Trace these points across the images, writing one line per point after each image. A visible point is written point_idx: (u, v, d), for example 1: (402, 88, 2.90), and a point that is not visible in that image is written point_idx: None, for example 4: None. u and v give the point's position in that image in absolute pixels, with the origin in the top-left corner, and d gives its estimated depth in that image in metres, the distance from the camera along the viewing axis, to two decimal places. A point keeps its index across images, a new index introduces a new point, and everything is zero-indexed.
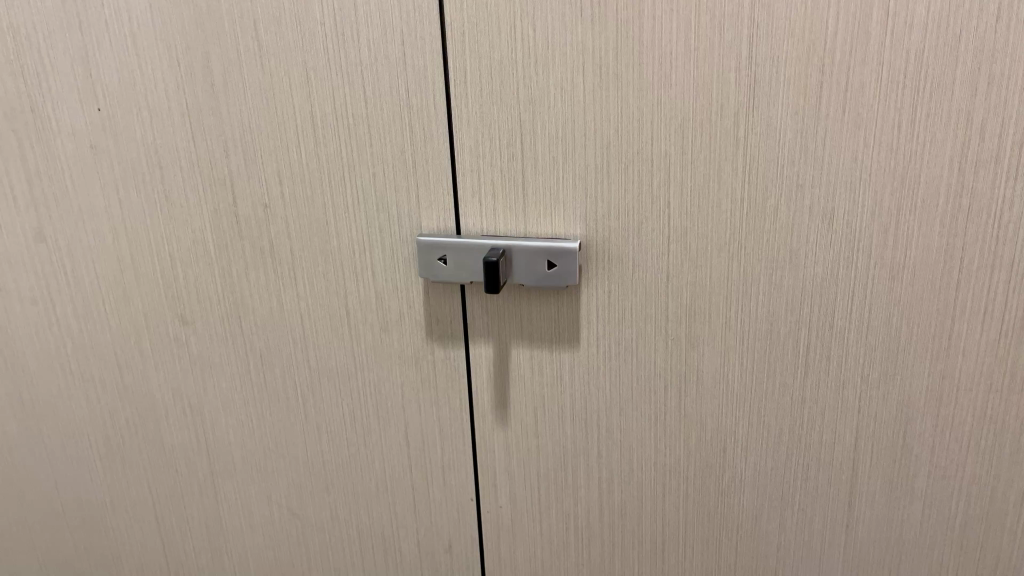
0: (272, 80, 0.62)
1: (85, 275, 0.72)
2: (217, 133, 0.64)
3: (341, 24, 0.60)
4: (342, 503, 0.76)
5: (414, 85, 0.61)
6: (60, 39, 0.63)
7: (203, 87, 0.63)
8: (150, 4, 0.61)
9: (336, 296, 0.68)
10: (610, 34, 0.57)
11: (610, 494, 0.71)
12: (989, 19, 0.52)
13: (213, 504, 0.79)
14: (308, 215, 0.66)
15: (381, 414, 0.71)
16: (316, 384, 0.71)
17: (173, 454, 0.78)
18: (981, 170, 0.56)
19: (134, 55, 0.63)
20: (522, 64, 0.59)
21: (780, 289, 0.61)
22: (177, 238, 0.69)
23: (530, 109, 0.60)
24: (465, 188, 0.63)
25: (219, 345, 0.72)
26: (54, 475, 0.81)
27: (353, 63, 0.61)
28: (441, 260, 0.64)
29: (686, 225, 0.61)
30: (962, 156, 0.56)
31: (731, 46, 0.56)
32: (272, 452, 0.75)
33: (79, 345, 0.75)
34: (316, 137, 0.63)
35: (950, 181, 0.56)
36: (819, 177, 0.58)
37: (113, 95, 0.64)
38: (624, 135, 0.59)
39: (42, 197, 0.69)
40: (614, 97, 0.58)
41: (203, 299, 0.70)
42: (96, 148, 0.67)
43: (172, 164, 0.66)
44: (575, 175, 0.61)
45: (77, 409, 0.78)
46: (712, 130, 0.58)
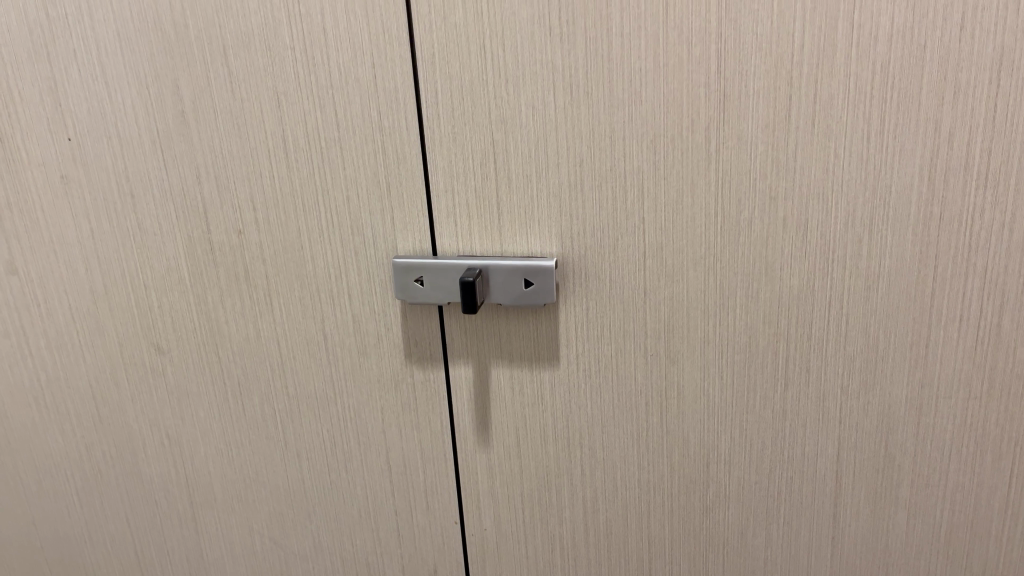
0: (242, 106, 0.63)
1: (58, 306, 0.73)
2: (190, 160, 0.65)
3: (310, 49, 0.60)
4: (325, 529, 0.77)
5: (386, 107, 0.61)
6: (32, 73, 0.65)
7: (174, 114, 0.64)
8: (117, 33, 0.62)
9: (314, 321, 0.69)
10: (578, 52, 0.56)
11: (595, 512, 0.70)
12: (952, 28, 0.52)
13: (193, 536, 0.81)
14: (282, 239, 0.67)
15: (362, 439, 0.72)
16: (296, 411, 0.73)
17: (152, 485, 0.79)
18: (951, 178, 0.55)
19: (103, 84, 0.64)
20: (493, 84, 0.58)
21: (758, 302, 0.61)
22: (152, 267, 0.70)
23: (502, 128, 0.60)
24: (439, 209, 0.63)
25: (198, 373, 0.73)
26: (45, 502, 0.82)
27: (323, 87, 0.61)
28: (418, 282, 0.64)
29: (661, 241, 0.60)
30: (932, 165, 0.55)
31: (700, 60, 0.55)
32: (253, 482, 0.77)
33: (54, 376, 0.76)
34: (288, 161, 0.64)
35: (921, 190, 0.56)
36: (792, 190, 0.57)
37: (83, 125, 0.66)
38: (597, 152, 0.59)
39: (14, 228, 0.71)
40: (586, 115, 0.58)
41: (179, 327, 0.72)
42: (67, 179, 0.68)
43: (143, 193, 0.67)
44: (548, 193, 0.61)
45: (64, 434, 0.79)
46: (684, 145, 0.57)
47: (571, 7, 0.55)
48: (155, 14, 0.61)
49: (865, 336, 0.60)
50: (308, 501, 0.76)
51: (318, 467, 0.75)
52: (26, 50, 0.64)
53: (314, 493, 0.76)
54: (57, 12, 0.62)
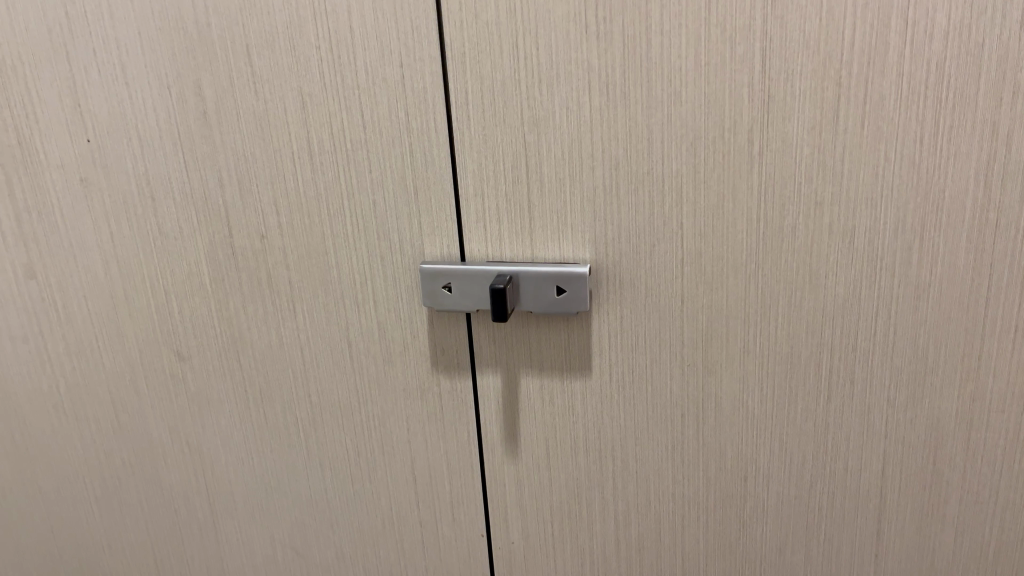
0: (266, 107, 0.61)
1: (78, 312, 0.72)
2: (211, 162, 0.64)
3: (336, 48, 0.58)
4: (349, 540, 0.76)
5: (414, 109, 0.59)
6: (51, 73, 0.63)
7: (196, 116, 0.62)
8: (138, 32, 0.61)
9: (338, 328, 0.67)
10: (616, 51, 0.54)
11: (627, 526, 0.68)
12: (1013, 26, 0.49)
13: (213, 545, 0.79)
14: (306, 244, 0.65)
15: (387, 449, 0.71)
16: (320, 419, 0.71)
17: (172, 493, 0.78)
18: (1008, 183, 0.53)
19: (123, 84, 0.62)
20: (525, 83, 0.56)
21: (800, 311, 0.58)
22: (173, 272, 0.68)
23: (535, 131, 0.57)
24: (468, 213, 0.61)
25: (220, 380, 0.72)
26: (64, 509, 0.81)
27: (350, 88, 0.59)
28: (446, 288, 0.62)
29: (700, 247, 0.58)
30: (988, 169, 0.53)
31: (744, 59, 0.53)
32: (274, 491, 0.75)
33: (73, 382, 0.75)
34: (312, 164, 0.62)
35: (976, 195, 0.53)
36: (839, 195, 0.55)
37: (102, 125, 0.64)
38: (634, 155, 0.56)
39: (32, 231, 0.69)
40: (623, 117, 0.56)
41: (201, 334, 0.70)
42: (86, 182, 0.66)
43: (165, 196, 0.66)
44: (582, 197, 0.58)
45: (84, 441, 0.77)
46: (725, 148, 0.55)
47: (609, 4, 0.53)
48: (176, 12, 0.59)
49: (913, 346, 0.58)
50: (331, 511, 0.75)
51: (342, 477, 0.73)
52: (45, 49, 0.62)
53: (337, 503, 0.74)
54: (76, 10, 0.61)
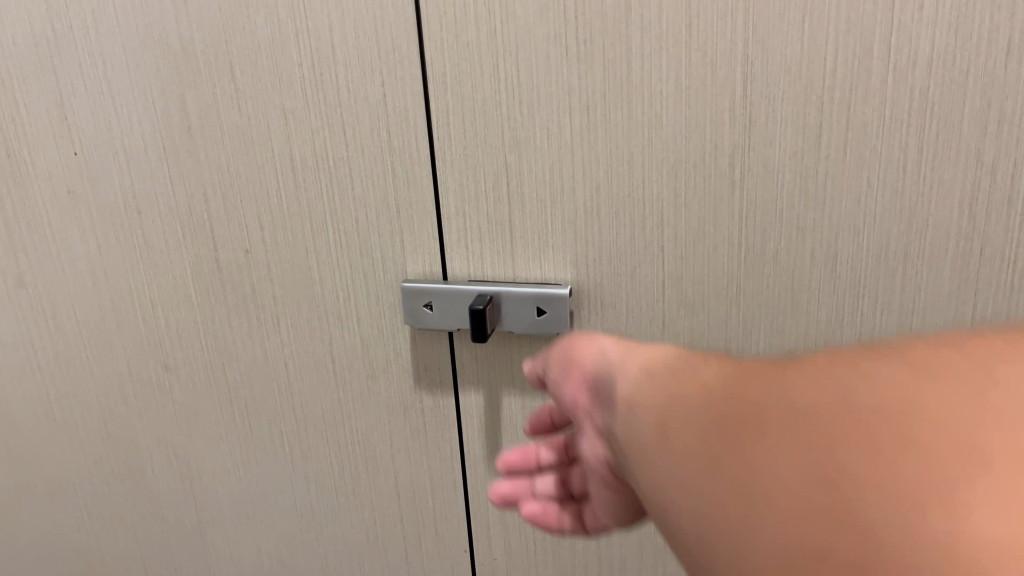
0: (250, 123, 0.61)
1: (67, 321, 0.72)
2: (196, 176, 0.64)
3: (318, 66, 0.58)
4: (334, 551, 0.76)
5: (396, 128, 0.59)
6: (39, 86, 0.63)
7: (181, 131, 0.62)
8: (123, 47, 0.61)
9: (322, 343, 0.67)
10: (597, 73, 0.54)
11: (608, 545, 0.68)
12: (999, 55, 0.48)
13: (202, 553, 0.80)
14: (290, 260, 0.65)
15: (371, 463, 0.71)
16: (304, 432, 0.71)
17: (160, 501, 0.78)
18: (993, 213, 0.52)
19: (109, 98, 0.63)
20: (505, 104, 0.56)
21: (781, 336, 0.58)
22: (159, 284, 0.69)
23: (516, 152, 0.57)
24: (450, 233, 0.61)
25: (206, 391, 0.72)
26: (55, 514, 0.82)
27: (333, 105, 0.59)
28: (427, 307, 0.62)
29: (681, 270, 0.58)
30: (972, 198, 0.52)
31: (724, 83, 0.52)
32: (260, 501, 0.76)
33: (63, 390, 0.75)
34: (296, 180, 0.62)
35: (960, 224, 0.52)
36: (820, 221, 0.54)
37: (89, 139, 0.64)
38: (615, 177, 0.56)
39: (21, 242, 0.70)
40: (603, 139, 0.55)
41: (187, 345, 0.70)
42: (74, 194, 0.67)
43: (150, 209, 0.66)
44: (563, 219, 0.58)
45: (74, 448, 0.78)
46: (706, 171, 0.55)
47: (589, 26, 0.52)
48: (160, 28, 0.59)
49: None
50: (317, 522, 0.75)
51: (327, 489, 0.73)
52: (33, 62, 0.63)
53: (323, 515, 0.75)
54: (63, 25, 0.61)
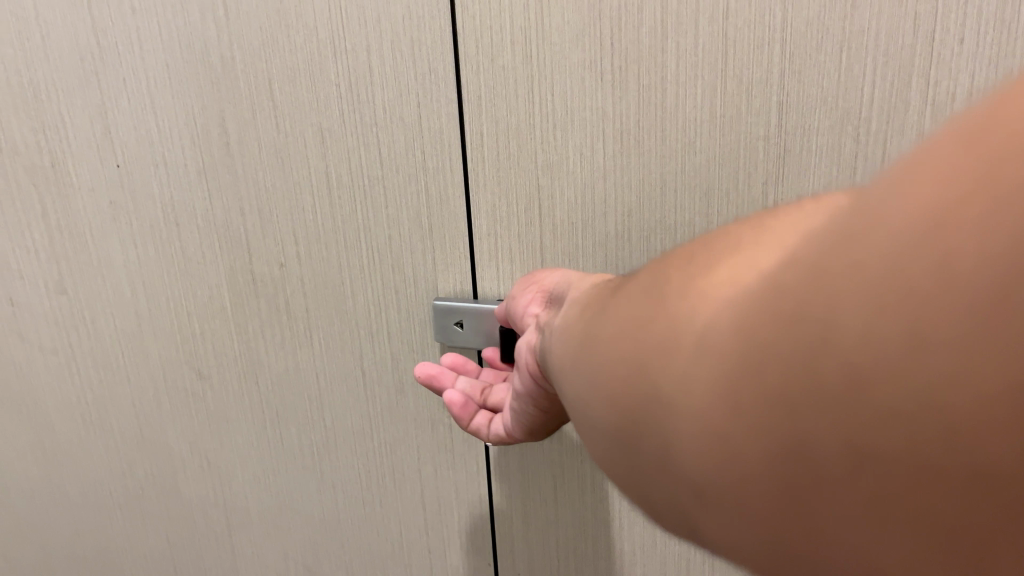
0: (287, 140, 0.62)
1: (104, 328, 0.74)
2: (233, 191, 0.65)
3: (356, 85, 0.59)
4: (359, 560, 0.77)
5: (430, 148, 0.59)
6: (83, 99, 0.65)
7: (219, 146, 0.64)
8: (166, 63, 0.62)
9: (352, 356, 0.68)
10: (631, 99, 0.54)
11: (631, 566, 0.68)
12: None
13: (229, 557, 0.81)
14: (323, 274, 0.66)
15: (397, 475, 0.72)
16: (333, 443, 0.72)
17: (190, 505, 0.80)
18: None
19: (151, 112, 0.64)
20: (539, 127, 0.56)
21: None
22: (194, 294, 0.70)
23: (548, 174, 0.58)
24: (482, 252, 0.62)
25: (238, 400, 0.73)
26: (88, 514, 0.84)
27: (368, 124, 0.60)
28: (458, 325, 0.62)
29: None
30: None
31: (759, 112, 0.52)
32: (288, 508, 0.77)
33: (99, 394, 0.77)
34: (331, 196, 0.63)
35: None
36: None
37: (131, 152, 0.66)
38: (646, 203, 0.56)
39: (62, 250, 0.71)
40: (636, 163, 0.55)
41: (220, 354, 0.72)
42: (114, 205, 0.68)
43: (188, 222, 0.67)
44: (594, 241, 0.59)
45: (108, 451, 0.80)
46: (739, 199, 0.55)
47: (624, 53, 0.53)
48: (202, 46, 0.61)
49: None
50: (343, 531, 0.76)
51: (354, 499, 0.74)
52: (78, 76, 0.64)
53: (349, 525, 0.76)
54: (107, 41, 0.62)
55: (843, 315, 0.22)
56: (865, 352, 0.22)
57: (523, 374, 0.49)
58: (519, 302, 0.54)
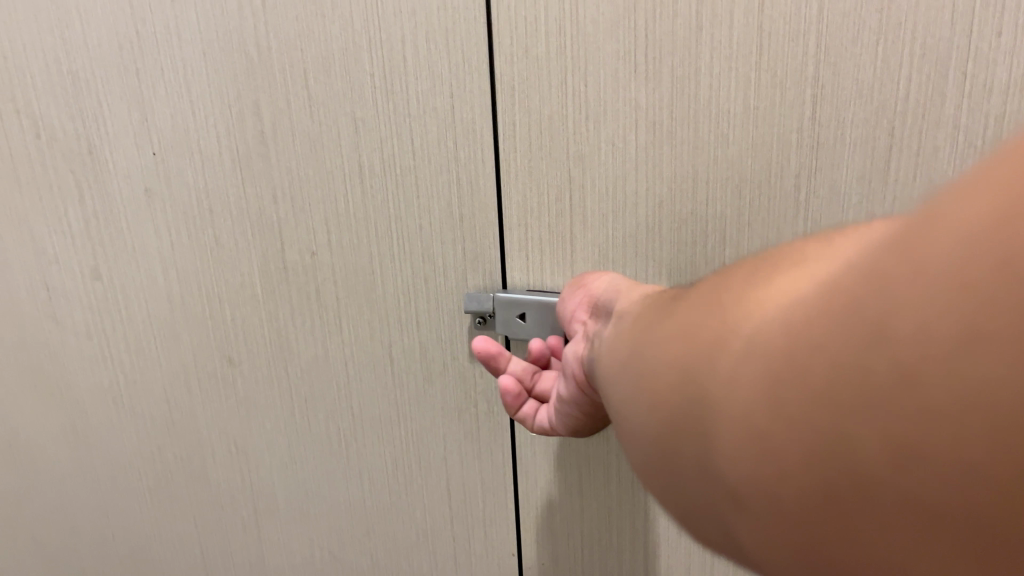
0: (320, 129, 0.63)
1: (137, 313, 0.75)
2: (267, 179, 0.66)
3: (390, 75, 0.59)
4: (384, 547, 0.78)
5: (463, 138, 0.60)
6: (121, 87, 0.66)
7: (254, 134, 0.64)
8: (204, 52, 0.63)
9: (381, 344, 0.69)
10: (664, 91, 0.54)
11: (654, 558, 0.68)
12: None
13: (255, 542, 0.82)
14: (354, 262, 0.67)
15: (424, 463, 0.73)
16: (360, 430, 0.73)
17: (217, 490, 0.81)
18: None
19: (188, 101, 0.65)
20: (572, 119, 0.57)
21: None
22: (227, 281, 0.71)
23: (579, 166, 0.58)
24: (512, 242, 0.62)
25: (267, 387, 0.74)
26: (118, 497, 0.85)
27: (402, 114, 0.60)
28: (520, 317, 0.63)
29: None
30: None
31: (793, 104, 0.52)
32: (314, 495, 0.78)
33: (131, 379, 0.78)
34: (363, 185, 0.64)
35: None
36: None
37: (167, 140, 0.67)
38: (678, 195, 0.57)
39: (98, 236, 0.72)
40: (668, 155, 0.56)
41: (250, 341, 0.73)
42: (150, 192, 0.69)
43: (222, 209, 0.68)
44: (624, 233, 0.59)
45: (138, 435, 0.81)
46: (770, 191, 0.55)
47: (659, 44, 0.53)
48: (239, 35, 0.61)
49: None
50: (368, 518, 0.77)
51: (380, 487, 0.75)
52: (117, 64, 0.65)
53: (374, 513, 0.76)
54: (146, 30, 0.63)
55: (901, 322, 0.24)
56: (923, 355, 0.23)
57: (569, 382, 0.53)
58: (570, 300, 0.56)
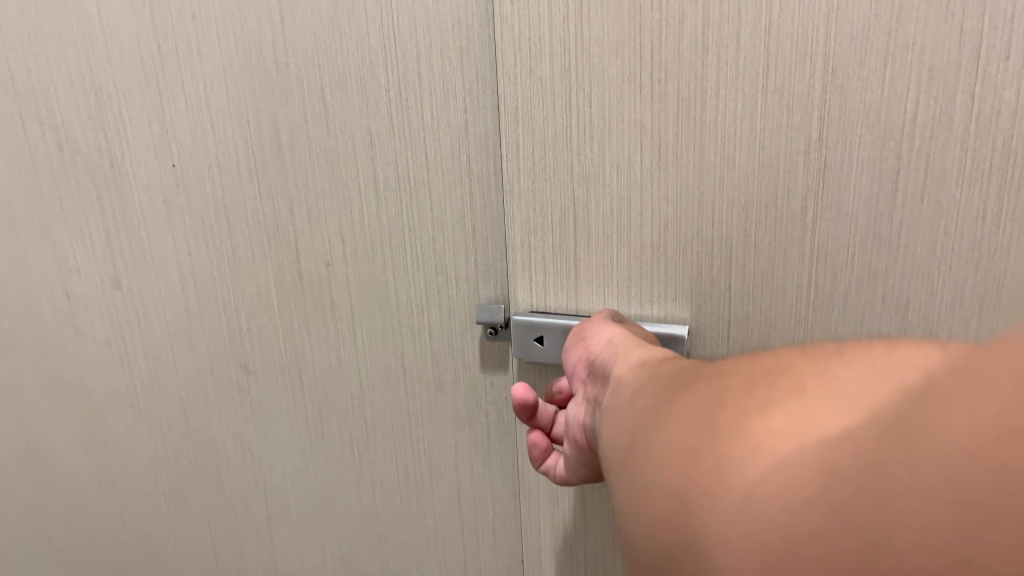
0: (336, 143, 0.64)
1: (155, 322, 0.76)
2: (283, 192, 0.67)
3: (404, 91, 0.61)
4: (395, 555, 0.79)
5: (476, 153, 0.61)
6: (142, 101, 0.67)
7: (271, 147, 0.66)
8: (223, 68, 0.64)
9: (393, 355, 0.70)
10: (670, 112, 0.54)
11: None
12: None
13: (268, 548, 0.83)
14: (367, 274, 0.68)
15: (434, 472, 0.74)
16: (372, 439, 0.74)
17: (232, 496, 0.82)
18: None
19: (207, 115, 0.66)
20: (576, 140, 0.57)
21: None
22: (243, 291, 0.72)
23: (584, 187, 0.58)
24: (515, 263, 0.62)
25: (281, 395, 0.75)
26: (135, 502, 0.86)
27: (416, 129, 0.62)
28: (538, 341, 0.62)
29: (747, 311, 0.58)
30: None
31: (800, 126, 0.52)
32: (326, 502, 0.79)
33: (148, 386, 0.80)
34: (377, 198, 0.65)
35: None
36: (893, 267, 0.53)
37: (186, 153, 0.68)
38: (683, 216, 0.57)
39: (118, 246, 0.74)
40: (673, 176, 0.56)
41: (265, 350, 0.74)
42: (169, 203, 0.71)
43: (239, 221, 0.69)
44: (629, 254, 0.59)
45: (155, 441, 0.82)
46: (776, 213, 0.54)
47: (664, 65, 0.53)
48: (257, 52, 0.63)
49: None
50: (379, 526, 0.78)
51: (391, 495, 0.76)
52: (138, 79, 0.67)
53: (385, 519, 0.78)
54: (168, 45, 0.65)
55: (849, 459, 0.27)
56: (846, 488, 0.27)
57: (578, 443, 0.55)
58: (573, 351, 0.56)
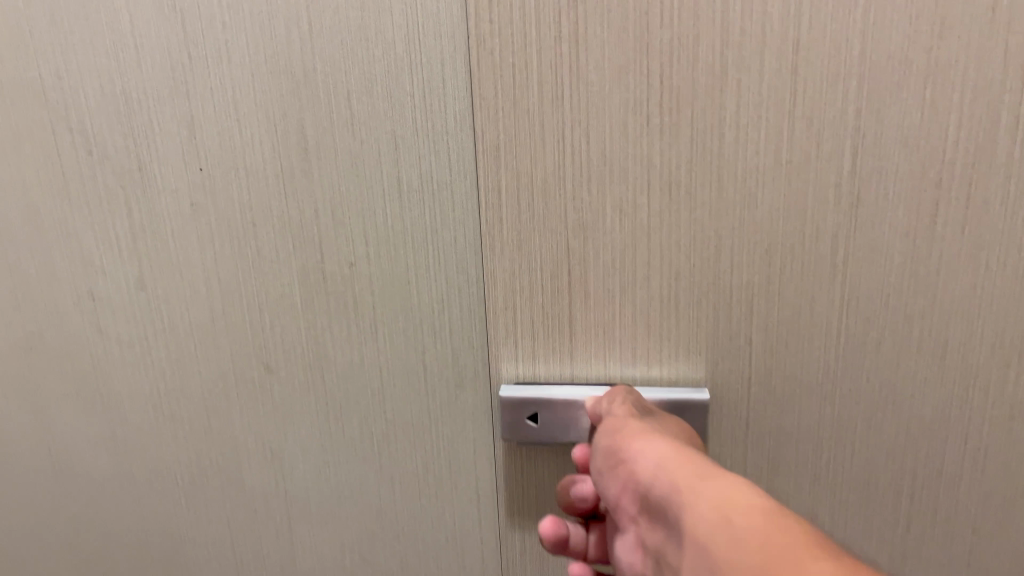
0: (361, 147, 0.66)
1: (179, 323, 0.78)
2: (308, 195, 0.69)
3: (428, 96, 0.63)
4: (413, 551, 0.81)
5: None
6: (172, 107, 0.69)
7: (298, 150, 0.68)
8: (251, 74, 0.66)
9: (414, 352, 0.72)
10: (678, 145, 0.58)
11: None
12: None
13: (287, 546, 0.85)
14: (390, 273, 0.70)
15: (453, 466, 0.76)
16: (392, 436, 0.76)
17: (251, 495, 0.83)
18: None
19: (235, 120, 0.68)
20: (572, 180, 0.60)
21: (859, 383, 0.62)
22: (267, 291, 0.74)
23: (580, 237, 0.61)
24: (503, 306, 0.64)
25: (302, 393, 0.77)
26: (151, 504, 0.86)
27: (439, 132, 0.64)
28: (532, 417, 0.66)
29: (763, 336, 0.62)
30: None
31: (830, 155, 0.57)
32: (347, 499, 0.80)
33: (170, 386, 0.81)
34: (401, 200, 0.67)
35: None
36: (896, 267, 0.59)
37: (214, 156, 0.70)
38: (691, 255, 0.61)
39: (144, 249, 0.76)
40: (684, 219, 0.60)
41: (288, 349, 0.76)
42: (196, 207, 0.73)
43: (265, 223, 0.71)
44: (635, 299, 0.63)
45: (177, 440, 0.83)
46: (785, 226, 0.59)
47: (674, 93, 0.57)
48: (285, 58, 0.65)
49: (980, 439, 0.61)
50: (398, 522, 0.80)
51: (411, 491, 0.78)
52: (168, 86, 0.69)
53: (406, 515, 0.79)
54: (198, 53, 0.67)
55: None
56: None
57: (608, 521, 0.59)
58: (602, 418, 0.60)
